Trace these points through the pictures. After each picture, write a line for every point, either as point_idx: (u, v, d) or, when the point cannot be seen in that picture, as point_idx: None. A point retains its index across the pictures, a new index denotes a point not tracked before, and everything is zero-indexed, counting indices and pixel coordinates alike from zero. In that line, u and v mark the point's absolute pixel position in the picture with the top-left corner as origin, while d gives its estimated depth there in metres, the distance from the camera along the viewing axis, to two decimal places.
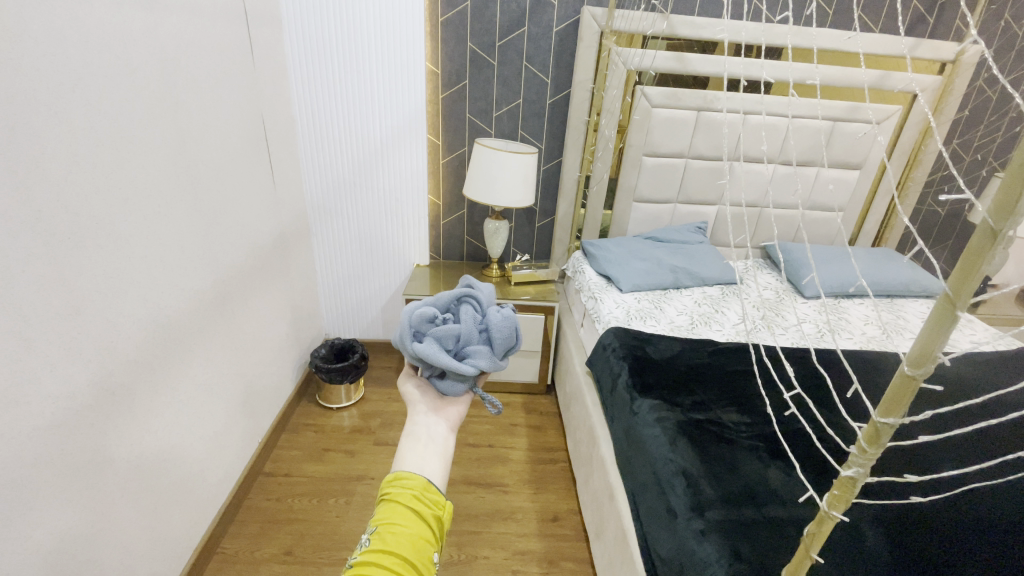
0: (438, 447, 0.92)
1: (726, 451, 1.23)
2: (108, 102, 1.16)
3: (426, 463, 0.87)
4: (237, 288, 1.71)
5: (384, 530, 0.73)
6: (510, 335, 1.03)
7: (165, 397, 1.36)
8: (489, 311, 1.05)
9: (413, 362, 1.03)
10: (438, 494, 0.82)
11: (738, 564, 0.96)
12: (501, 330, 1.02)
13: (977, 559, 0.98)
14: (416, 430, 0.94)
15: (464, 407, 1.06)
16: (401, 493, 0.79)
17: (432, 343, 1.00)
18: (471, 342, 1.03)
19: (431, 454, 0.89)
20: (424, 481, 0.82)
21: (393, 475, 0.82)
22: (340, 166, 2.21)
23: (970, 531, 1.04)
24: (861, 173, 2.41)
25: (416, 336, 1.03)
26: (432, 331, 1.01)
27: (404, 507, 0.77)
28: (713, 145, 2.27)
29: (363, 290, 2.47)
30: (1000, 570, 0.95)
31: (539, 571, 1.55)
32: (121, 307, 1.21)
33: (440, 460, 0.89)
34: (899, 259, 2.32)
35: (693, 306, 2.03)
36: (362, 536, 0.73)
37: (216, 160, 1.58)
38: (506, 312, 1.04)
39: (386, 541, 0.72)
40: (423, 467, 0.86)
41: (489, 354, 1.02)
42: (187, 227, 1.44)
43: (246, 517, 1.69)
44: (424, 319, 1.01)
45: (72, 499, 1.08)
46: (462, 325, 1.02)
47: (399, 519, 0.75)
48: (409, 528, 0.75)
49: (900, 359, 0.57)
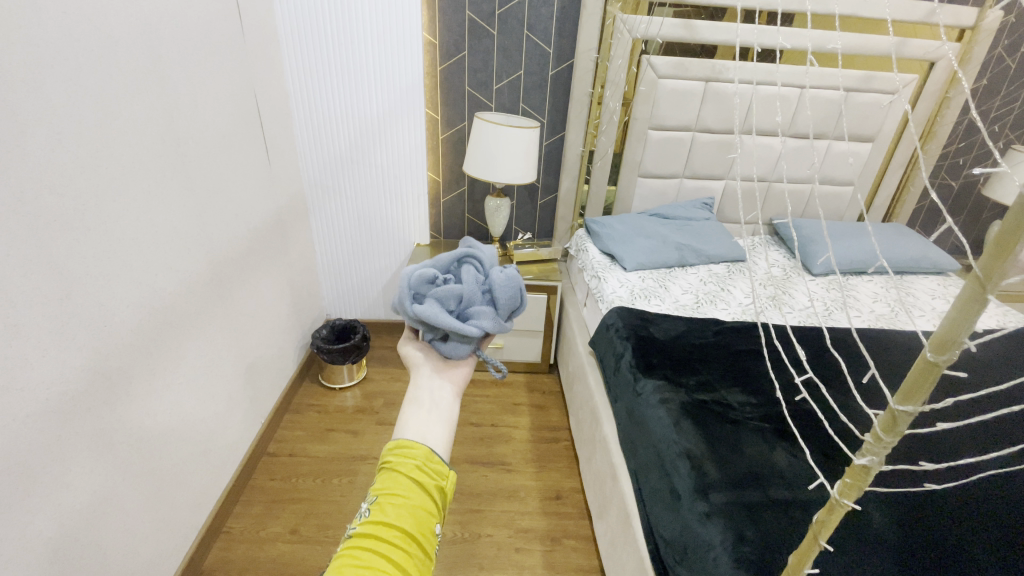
0: (441, 413, 0.89)
1: (732, 431, 1.22)
2: (91, 77, 1.10)
3: (429, 430, 0.85)
4: (234, 269, 1.68)
5: (385, 501, 0.72)
6: (516, 296, 1.00)
7: (163, 380, 1.34)
8: (493, 272, 1.02)
9: (413, 325, 1.02)
10: (440, 464, 0.79)
11: (742, 547, 0.95)
12: (506, 290, 0.99)
13: (987, 545, 0.96)
14: (420, 397, 0.92)
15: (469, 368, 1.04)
16: (402, 462, 0.77)
17: (433, 304, 0.97)
18: (475, 304, 1.00)
19: (434, 420, 0.87)
20: (427, 451, 0.80)
21: (394, 443, 0.80)
22: (337, 144, 2.15)
23: (982, 517, 1.02)
24: (874, 146, 2.33)
25: (414, 298, 1.01)
26: (432, 292, 0.98)
27: (406, 478, 0.75)
28: (722, 118, 2.19)
29: (364, 270, 2.44)
30: (1012, 557, 0.94)
31: (542, 548, 1.56)
32: (113, 289, 1.18)
33: (444, 427, 0.87)
34: (912, 236, 2.26)
35: (698, 285, 1.99)
36: (362, 505, 0.71)
37: (207, 139, 1.53)
38: (510, 272, 1.02)
39: (386, 513, 0.70)
40: (426, 435, 0.83)
41: (493, 314, 0.99)
42: (179, 207, 1.40)
43: (250, 497, 1.71)
44: (422, 280, 0.99)
45: (70, 487, 1.08)
46: (464, 286, 1.00)
47: (400, 489, 0.73)
48: (410, 498, 0.73)
49: (924, 344, 0.53)
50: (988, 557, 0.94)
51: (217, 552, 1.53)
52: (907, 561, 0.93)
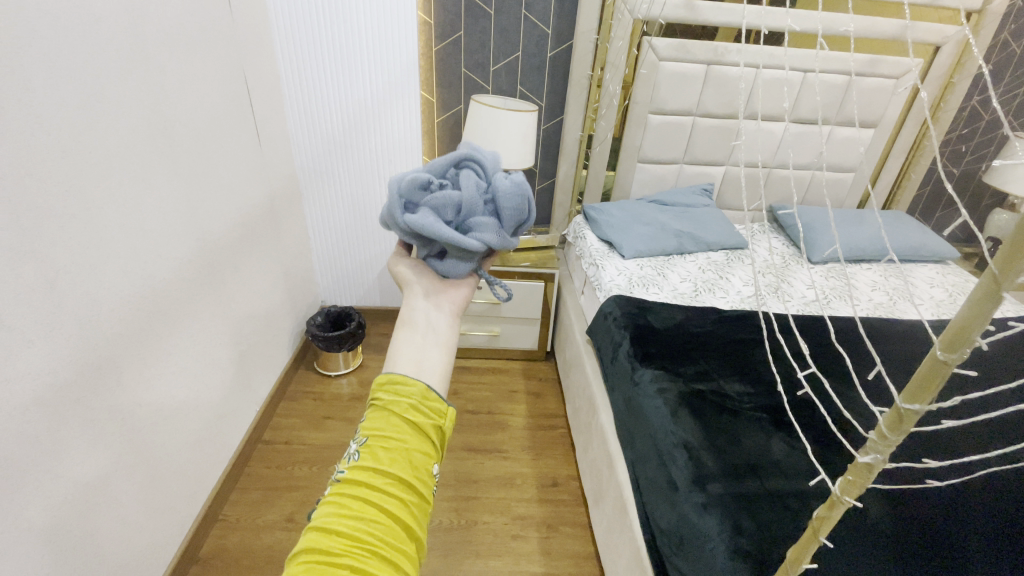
0: (439, 337, 0.81)
1: (730, 421, 1.22)
2: (70, 57, 1.06)
3: (426, 355, 0.77)
4: (226, 256, 1.64)
5: (375, 443, 0.62)
6: (522, 205, 0.95)
7: (154, 370, 1.32)
8: (495, 180, 0.96)
9: (410, 239, 0.99)
10: (439, 403, 0.69)
11: (739, 538, 0.94)
12: (510, 200, 0.93)
13: (982, 541, 0.96)
14: (415, 319, 0.84)
15: (471, 290, 0.99)
16: (394, 400, 0.66)
17: (430, 213, 0.93)
18: (475, 214, 0.96)
19: (430, 344, 0.79)
20: (423, 388, 0.68)
21: (384, 378, 0.68)
22: (330, 127, 2.10)
23: (979, 512, 1.02)
24: (877, 132, 2.30)
25: (410, 208, 0.97)
26: (429, 201, 0.94)
27: (399, 418, 0.65)
28: (724, 103, 2.15)
29: (358, 256, 2.41)
30: (1006, 553, 0.94)
31: (538, 535, 1.57)
32: (100, 277, 1.15)
33: (442, 351, 0.79)
34: (911, 223, 2.24)
35: (697, 273, 1.97)
36: (349, 448, 0.62)
37: (196, 122, 1.48)
38: (515, 178, 0.94)
39: (377, 460, 0.60)
40: (422, 362, 0.75)
41: (496, 227, 0.95)
42: (168, 192, 1.36)
43: (246, 484, 1.70)
44: (417, 188, 0.94)
45: (61, 479, 1.06)
46: (463, 193, 0.95)
47: (392, 432, 0.63)
48: (404, 442, 0.63)
49: (933, 342, 0.52)
50: (982, 552, 0.94)
51: (213, 539, 1.53)
52: (901, 554, 0.93)
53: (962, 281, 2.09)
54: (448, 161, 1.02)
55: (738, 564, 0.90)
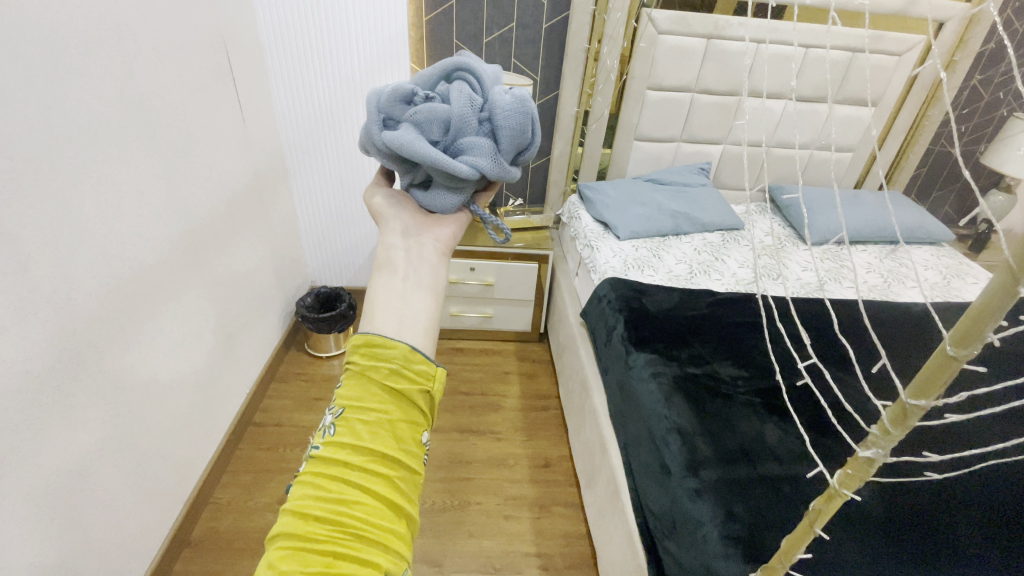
0: (422, 281, 0.73)
1: (724, 406, 1.21)
2: (33, 24, 0.99)
3: (408, 304, 0.69)
4: (210, 236, 1.59)
5: (352, 416, 0.57)
6: (522, 124, 0.83)
7: (137, 354, 1.28)
8: (492, 94, 0.85)
9: (393, 162, 0.90)
10: (425, 365, 0.62)
11: (732, 524, 0.94)
12: (508, 116, 0.82)
13: (981, 518, 0.95)
14: (393, 261, 0.75)
15: (459, 230, 0.91)
16: (373, 366, 0.60)
17: (412, 129, 0.84)
18: (466, 133, 0.86)
19: (411, 289, 0.71)
20: (406, 350, 0.61)
21: (361, 340, 0.61)
22: (316, 101, 2.02)
23: (978, 488, 1.00)
24: (877, 111, 2.25)
25: (393, 124, 0.88)
26: (411, 115, 0.85)
27: (378, 387, 0.59)
28: (724, 79, 2.09)
29: (348, 236, 2.36)
30: (1004, 529, 0.93)
31: (530, 515, 1.58)
32: (76, 259, 1.10)
33: (426, 297, 0.71)
34: (907, 205, 2.23)
35: (692, 254, 1.95)
36: (326, 420, 0.58)
37: (174, 95, 1.41)
38: (515, 93, 0.84)
39: (354, 434, 0.55)
40: (404, 313, 0.67)
41: (490, 149, 0.84)
42: (146, 169, 1.30)
43: (238, 467, 1.69)
44: (400, 99, 0.85)
45: (43, 468, 1.03)
46: (452, 109, 0.85)
47: (371, 403, 0.58)
48: (385, 413, 0.58)
49: (943, 336, 0.50)
50: (979, 531, 0.93)
51: (205, 522, 1.52)
52: (901, 537, 0.91)
53: (956, 263, 2.09)
54: (441, 74, 0.91)
55: (731, 550, 0.90)
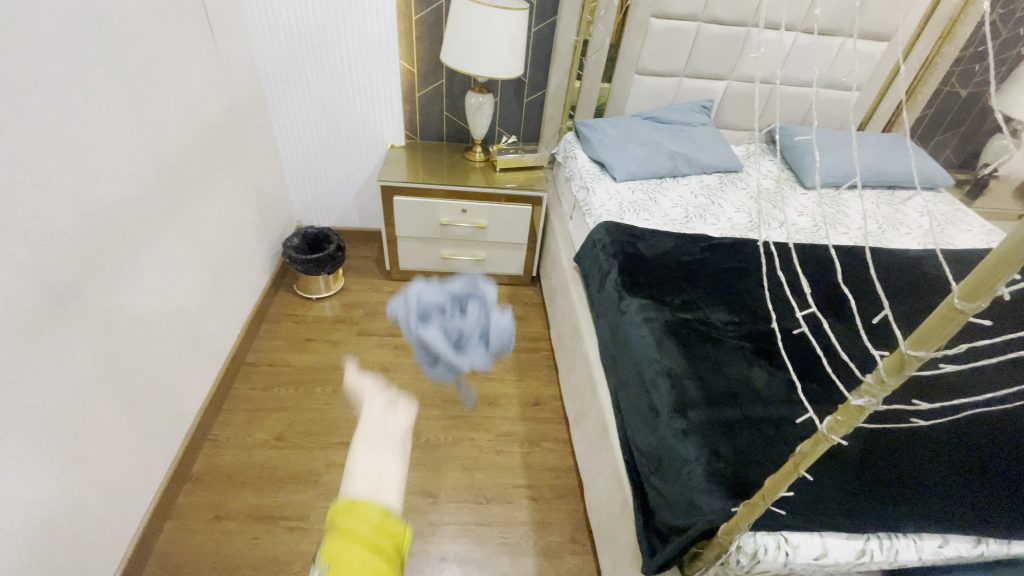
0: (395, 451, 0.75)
1: (713, 351, 1.22)
2: None
3: (384, 472, 0.70)
4: (189, 172, 1.50)
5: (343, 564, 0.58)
6: None
7: (120, 296, 1.24)
8: None
9: None
10: (396, 525, 0.66)
11: (717, 462, 0.97)
12: None
13: (957, 464, 0.99)
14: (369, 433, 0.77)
15: None
16: (349, 533, 0.62)
17: None
18: None
19: (388, 463, 0.72)
20: (379, 516, 0.65)
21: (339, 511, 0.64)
22: (294, 23, 1.85)
23: (959, 438, 1.04)
24: (889, 47, 2.14)
25: None
26: None
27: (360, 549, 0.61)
28: (733, 8, 1.95)
29: (334, 174, 2.26)
30: (978, 476, 0.98)
31: (520, 451, 1.64)
32: (46, 194, 1.02)
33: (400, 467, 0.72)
34: (909, 148, 2.17)
35: (689, 197, 1.91)
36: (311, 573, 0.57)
37: (138, 12, 1.26)
38: None
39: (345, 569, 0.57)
40: (380, 479, 0.69)
41: None
42: (114, 97, 1.19)
43: (234, 406, 1.68)
44: None
45: (36, 408, 1.01)
46: None
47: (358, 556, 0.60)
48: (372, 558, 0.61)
49: (951, 288, 0.49)
50: (955, 475, 0.97)
51: (203, 459, 1.51)
52: (881, 478, 0.95)
53: (951, 210, 2.08)
54: None
55: (715, 486, 0.93)
